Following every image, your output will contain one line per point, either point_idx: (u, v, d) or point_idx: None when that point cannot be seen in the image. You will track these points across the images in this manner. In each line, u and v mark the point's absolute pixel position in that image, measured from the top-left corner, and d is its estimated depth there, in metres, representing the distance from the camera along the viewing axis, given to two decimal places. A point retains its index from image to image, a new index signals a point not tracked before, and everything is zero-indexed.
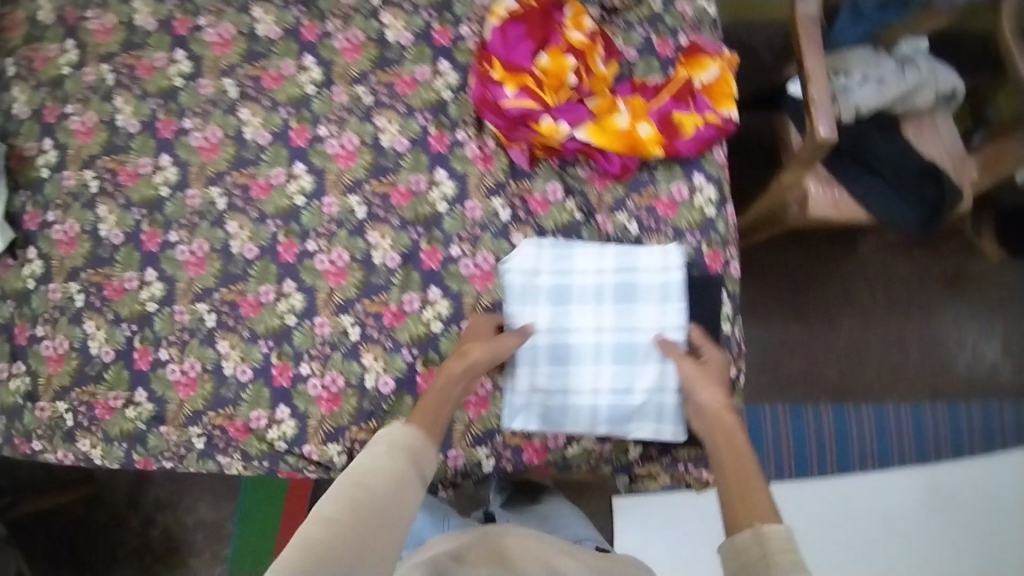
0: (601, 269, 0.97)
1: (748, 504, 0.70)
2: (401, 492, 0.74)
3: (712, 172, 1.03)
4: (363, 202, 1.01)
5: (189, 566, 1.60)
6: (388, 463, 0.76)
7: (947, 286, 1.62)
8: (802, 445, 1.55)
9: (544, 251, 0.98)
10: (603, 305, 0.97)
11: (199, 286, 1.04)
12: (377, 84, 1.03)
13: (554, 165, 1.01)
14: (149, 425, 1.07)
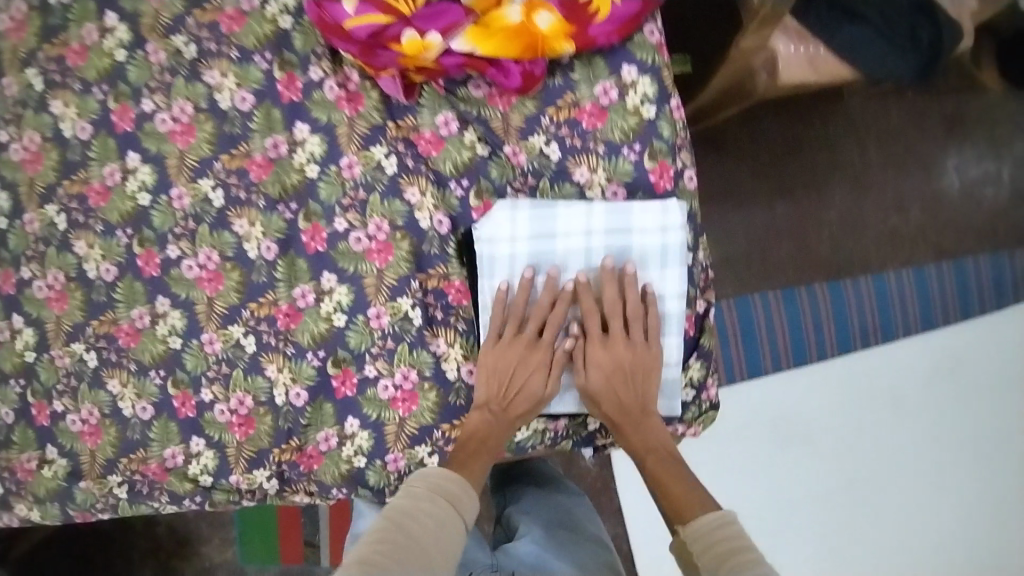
0: (589, 229, 0.80)
1: (682, 502, 0.73)
2: (445, 543, 0.68)
3: (645, 61, 0.80)
4: (218, 184, 0.83)
5: (202, 554, 1.53)
6: (437, 510, 0.70)
7: (947, 130, 1.46)
8: (802, 336, 1.40)
9: (520, 213, 0.80)
10: (591, 271, 0.81)
11: (69, 323, 0.88)
12: (199, 25, 0.83)
13: (440, 89, 0.81)
14: (66, 483, 0.91)
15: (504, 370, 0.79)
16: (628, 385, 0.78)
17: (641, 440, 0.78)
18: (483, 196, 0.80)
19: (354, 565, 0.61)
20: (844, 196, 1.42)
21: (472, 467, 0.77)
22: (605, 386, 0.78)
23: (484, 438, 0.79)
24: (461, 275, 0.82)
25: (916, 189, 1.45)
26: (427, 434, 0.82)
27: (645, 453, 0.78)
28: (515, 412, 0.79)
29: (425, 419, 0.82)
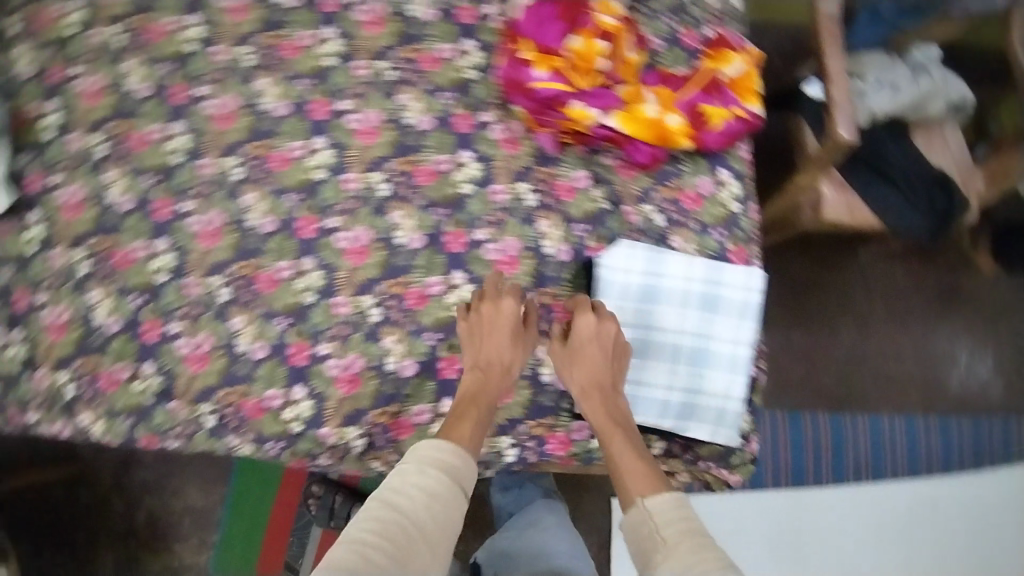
0: (690, 275, 0.97)
1: (625, 488, 0.84)
2: (435, 512, 0.79)
3: (736, 168, 1.03)
4: (386, 179, 0.99)
5: (175, 552, 1.55)
6: (433, 483, 0.81)
7: (947, 297, 1.62)
8: (800, 457, 1.52)
9: (639, 252, 0.97)
10: (686, 308, 0.97)
11: (213, 259, 0.99)
12: (403, 58, 1.02)
13: (581, 152, 1.01)
14: (157, 401, 0.97)
15: (484, 341, 0.93)
16: (587, 365, 0.92)
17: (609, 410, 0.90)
18: (598, 241, 0.98)
19: (344, 542, 0.73)
20: (851, 337, 1.58)
21: (460, 425, 0.88)
22: (567, 363, 0.93)
23: (472, 400, 0.91)
24: (566, 300, 0.99)
25: (915, 351, 1.60)
26: (513, 425, 0.98)
27: (603, 430, 0.89)
28: (496, 372, 0.93)
29: (514, 413, 0.98)
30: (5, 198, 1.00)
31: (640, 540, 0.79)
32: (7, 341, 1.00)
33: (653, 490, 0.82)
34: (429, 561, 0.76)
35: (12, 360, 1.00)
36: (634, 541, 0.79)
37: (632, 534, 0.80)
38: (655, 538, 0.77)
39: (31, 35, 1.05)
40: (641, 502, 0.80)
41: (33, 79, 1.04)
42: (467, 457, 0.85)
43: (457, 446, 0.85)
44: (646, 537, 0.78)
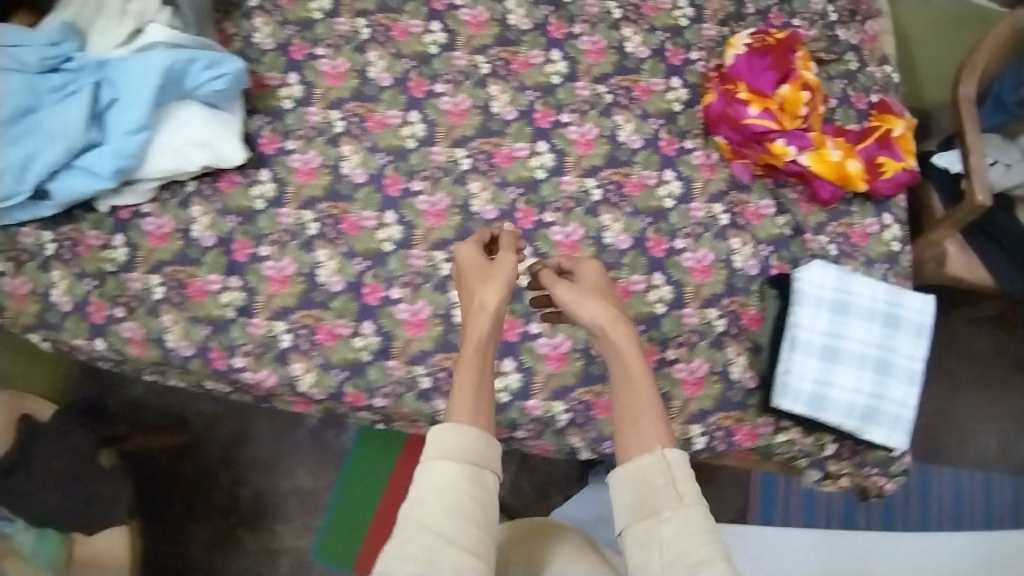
0: (876, 295, 1.04)
1: (633, 435, 0.72)
2: (448, 506, 0.65)
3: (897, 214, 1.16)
4: (600, 186, 1.10)
5: (276, 533, 1.56)
6: (444, 479, 0.66)
7: None
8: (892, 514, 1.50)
9: (832, 270, 1.04)
10: (873, 325, 1.03)
11: (437, 236, 1.07)
12: (618, 85, 1.15)
13: (768, 184, 1.15)
14: (373, 358, 1.03)
15: (472, 282, 0.83)
16: (608, 300, 0.82)
17: (621, 355, 0.77)
18: (781, 262, 1.10)
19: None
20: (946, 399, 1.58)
21: (462, 397, 0.73)
22: (579, 297, 0.82)
23: (473, 353, 0.77)
24: (755, 307, 1.07)
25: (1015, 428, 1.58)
26: (703, 416, 1.02)
27: (621, 375, 0.77)
28: (476, 310, 0.79)
29: (705, 404, 1.03)
30: (242, 152, 1.06)
31: (643, 499, 0.68)
32: (226, 287, 1.06)
33: (667, 442, 0.71)
34: (469, 541, 0.65)
35: (229, 305, 1.05)
36: (635, 495, 0.68)
37: (626, 486, 0.69)
38: (660, 487, 0.68)
39: (279, 16, 1.15)
40: (658, 450, 0.70)
41: (275, 51, 1.14)
42: (480, 432, 0.70)
43: (461, 425, 0.70)
44: (649, 493, 0.68)
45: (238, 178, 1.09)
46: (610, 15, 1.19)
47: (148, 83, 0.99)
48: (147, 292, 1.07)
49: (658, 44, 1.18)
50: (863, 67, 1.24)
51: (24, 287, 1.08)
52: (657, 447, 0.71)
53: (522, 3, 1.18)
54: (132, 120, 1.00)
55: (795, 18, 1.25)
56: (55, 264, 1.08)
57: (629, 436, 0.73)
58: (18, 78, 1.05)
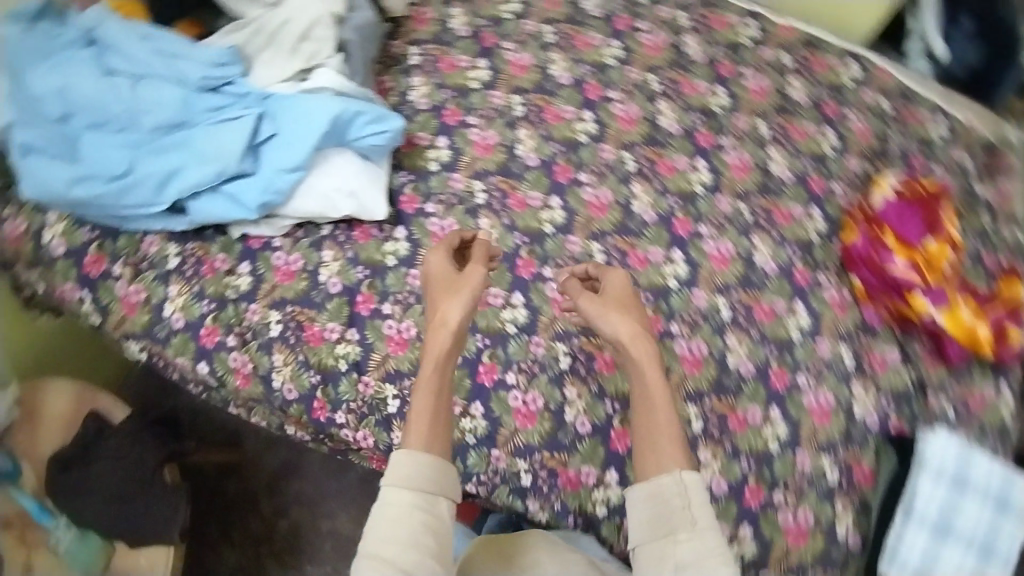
0: (993, 474, 1.03)
1: (653, 454, 0.87)
2: (405, 525, 0.79)
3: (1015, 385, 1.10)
4: (730, 306, 1.08)
5: (303, 575, 1.44)
6: (399, 505, 0.80)
7: None
8: None
9: (959, 444, 1.02)
10: (984, 502, 1.03)
11: (561, 326, 1.05)
12: (759, 206, 1.14)
13: (896, 333, 1.10)
14: (478, 443, 1.01)
15: (440, 302, 0.92)
16: (629, 318, 0.93)
17: (639, 378, 0.90)
18: (900, 418, 1.06)
19: None
20: None
21: (420, 420, 0.86)
22: (602, 312, 0.94)
23: (433, 376, 0.88)
24: (869, 463, 1.04)
25: None
26: (804, 569, 0.99)
27: (642, 390, 0.90)
28: (438, 322, 0.91)
29: (804, 557, 0.99)
30: (383, 210, 1.06)
31: (659, 514, 0.83)
32: (343, 338, 1.03)
33: (683, 465, 0.86)
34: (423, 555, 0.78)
35: (343, 358, 1.02)
36: (655, 507, 0.83)
37: (648, 502, 0.84)
38: (676, 505, 0.83)
39: (437, 78, 1.18)
40: (677, 474, 0.84)
41: (429, 112, 1.16)
42: (432, 457, 0.84)
43: (412, 451, 0.84)
44: (665, 507, 0.83)
45: (373, 231, 1.09)
46: (759, 133, 1.18)
47: (315, 129, 1.01)
48: (263, 326, 1.04)
49: (802, 169, 1.17)
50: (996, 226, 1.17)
51: (138, 294, 1.05)
52: (675, 469, 0.85)
53: (673, 108, 1.18)
54: (290, 161, 1.02)
55: (934, 163, 1.20)
56: (174, 278, 1.06)
57: (649, 461, 0.87)
58: (175, 89, 1.04)
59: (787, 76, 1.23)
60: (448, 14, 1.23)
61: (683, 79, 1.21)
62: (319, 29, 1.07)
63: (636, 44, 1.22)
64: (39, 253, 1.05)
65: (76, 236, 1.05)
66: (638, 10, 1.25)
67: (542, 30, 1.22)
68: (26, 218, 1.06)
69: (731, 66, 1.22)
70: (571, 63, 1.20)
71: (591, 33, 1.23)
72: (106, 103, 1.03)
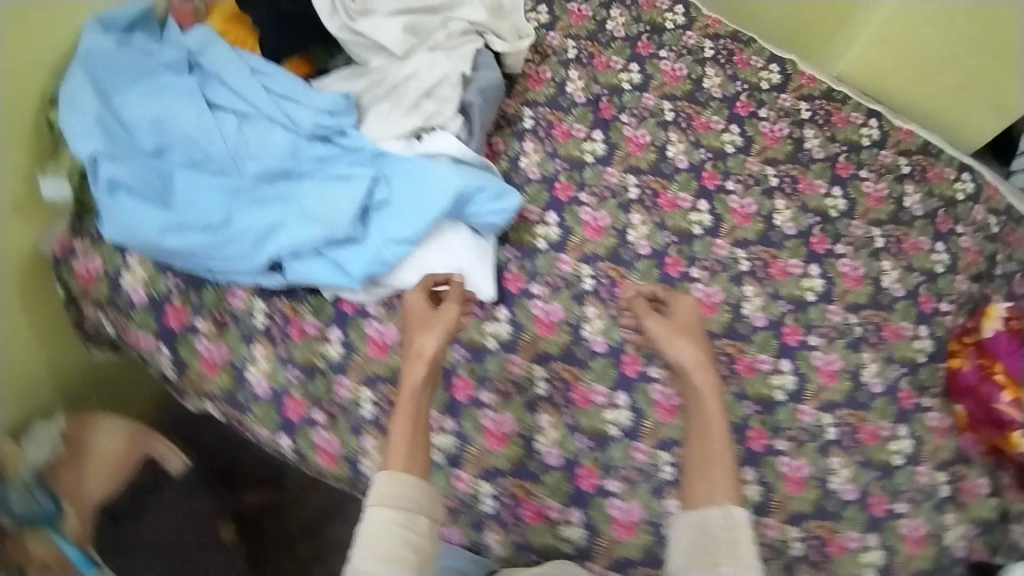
0: None
1: (705, 484, 0.78)
2: (387, 549, 0.68)
3: None
4: (835, 424, 1.05)
5: None
6: (377, 525, 0.70)
7: None
8: None
9: None
10: None
11: (665, 433, 1.01)
12: (869, 320, 1.10)
13: (989, 464, 1.05)
14: (575, 553, 0.96)
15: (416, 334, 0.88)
16: (695, 346, 0.90)
17: (697, 402, 0.86)
18: (982, 546, 1.01)
19: None
20: None
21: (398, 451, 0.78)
22: (668, 336, 0.91)
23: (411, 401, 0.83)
24: None
25: None
26: None
27: (699, 414, 0.85)
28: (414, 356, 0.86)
29: None
30: (489, 294, 0.99)
31: (699, 547, 0.72)
32: (439, 428, 0.98)
33: (733, 500, 0.75)
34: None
35: (438, 448, 0.97)
36: (699, 541, 0.72)
37: (692, 533, 0.73)
38: (723, 541, 0.71)
39: (549, 146, 1.13)
40: (726, 508, 0.74)
41: (540, 184, 1.11)
42: (416, 481, 0.75)
43: (395, 473, 0.75)
44: (710, 543, 0.71)
45: (474, 310, 1.03)
46: (872, 241, 1.14)
47: (437, 203, 0.93)
48: (353, 404, 0.98)
49: (913, 286, 1.13)
50: None
51: (220, 353, 0.98)
52: (725, 502, 0.75)
53: (790, 206, 1.14)
54: (404, 233, 0.94)
55: None
56: (259, 339, 0.99)
57: (699, 485, 0.79)
58: (285, 136, 0.96)
59: (904, 184, 1.20)
60: (564, 76, 1.18)
61: (801, 176, 1.17)
62: (444, 89, 0.99)
63: (756, 133, 1.19)
64: (115, 299, 0.96)
65: (159, 285, 0.96)
66: (760, 96, 1.21)
67: (662, 105, 1.18)
68: (104, 257, 0.96)
69: (849, 167, 1.19)
70: (689, 146, 1.16)
71: (711, 117, 1.19)
72: (209, 143, 0.93)
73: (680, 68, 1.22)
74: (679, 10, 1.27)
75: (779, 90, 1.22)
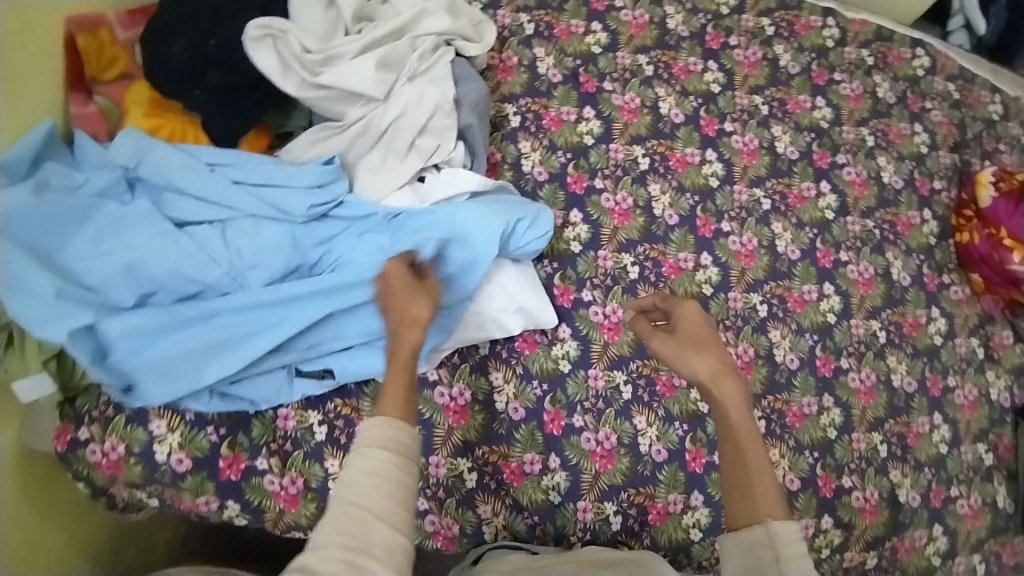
0: None
1: (743, 503, 0.68)
2: (374, 491, 0.58)
3: None
4: (884, 326, 1.11)
5: None
6: (371, 468, 0.59)
7: None
8: None
9: None
10: None
11: (750, 392, 1.03)
12: (884, 220, 1.15)
13: (1009, 316, 1.20)
14: (704, 535, 0.97)
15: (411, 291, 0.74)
16: (710, 354, 0.76)
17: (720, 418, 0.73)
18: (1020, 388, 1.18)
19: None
20: None
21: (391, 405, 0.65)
22: (677, 352, 0.77)
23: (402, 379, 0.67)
24: (1009, 437, 1.17)
25: None
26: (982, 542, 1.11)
27: (728, 432, 0.72)
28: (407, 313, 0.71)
29: (977, 533, 1.11)
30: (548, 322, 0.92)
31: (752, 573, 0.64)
32: (547, 470, 0.93)
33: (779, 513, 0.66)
34: (391, 530, 0.58)
35: (553, 489, 0.93)
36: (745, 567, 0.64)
37: (737, 556, 0.65)
38: (767, 561, 0.63)
39: (546, 139, 1.05)
40: (768, 524, 0.65)
41: (551, 184, 1.03)
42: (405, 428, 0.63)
43: (390, 420, 0.63)
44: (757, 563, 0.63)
45: (537, 338, 0.96)
46: (864, 142, 1.17)
47: (483, 249, 0.86)
48: (455, 480, 0.91)
49: (908, 172, 1.18)
50: None
51: (295, 483, 0.85)
52: (767, 519, 0.66)
53: (785, 130, 1.14)
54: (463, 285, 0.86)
55: (999, 142, 1.29)
56: (329, 451, 0.86)
57: (737, 505, 0.68)
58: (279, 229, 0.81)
59: (873, 76, 1.22)
60: (532, 56, 1.08)
61: (787, 97, 1.16)
62: (438, 119, 0.88)
63: (733, 64, 1.15)
64: (154, 475, 0.81)
65: (200, 442, 0.81)
66: (725, 23, 1.18)
67: (639, 61, 1.12)
68: (123, 437, 0.80)
69: (823, 74, 1.19)
70: (679, 98, 1.11)
71: (688, 60, 1.14)
72: (200, 269, 0.77)
73: (641, 14, 1.15)
74: None
75: (739, 12, 1.19)
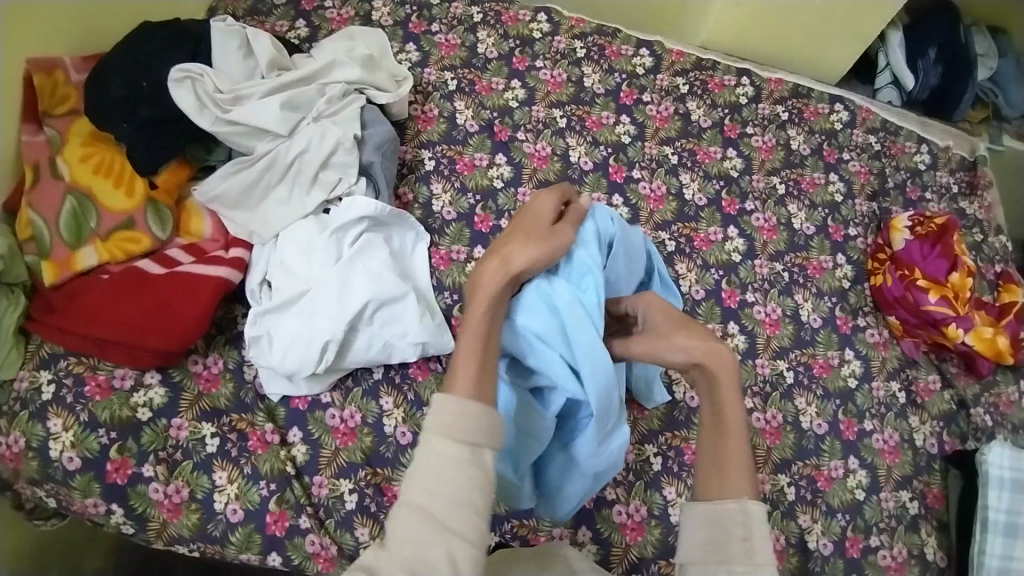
0: None
1: (719, 477, 0.74)
2: (442, 487, 0.60)
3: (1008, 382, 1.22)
4: (791, 367, 1.11)
5: None
6: (443, 461, 0.62)
7: None
8: None
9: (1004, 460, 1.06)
10: None
11: (645, 427, 1.04)
12: (793, 263, 1.18)
13: (933, 359, 1.20)
14: None
15: (508, 239, 0.82)
16: (691, 331, 0.79)
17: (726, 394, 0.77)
18: (952, 437, 1.15)
19: (358, 568, 0.58)
20: None
21: (463, 375, 0.69)
22: (660, 340, 0.80)
23: (482, 322, 0.74)
24: (938, 486, 1.12)
25: None
26: None
27: (711, 413, 0.78)
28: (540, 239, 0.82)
29: None
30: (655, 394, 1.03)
31: (713, 541, 0.70)
32: None
33: (750, 493, 0.72)
34: (470, 518, 0.61)
35: None
36: (707, 538, 0.70)
37: (703, 528, 0.71)
38: (736, 537, 0.69)
39: (457, 181, 1.12)
40: (741, 501, 0.71)
41: (459, 221, 1.10)
42: (482, 410, 0.65)
43: (459, 398, 0.66)
44: (724, 535, 0.69)
45: (432, 365, 1.02)
46: (774, 191, 1.22)
47: None
48: (336, 501, 0.94)
49: (821, 220, 1.22)
50: (978, 251, 1.30)
51: (179, 493, 0.91)
52: (741, 496, 0.72)
53: (694, 178, 1.20)
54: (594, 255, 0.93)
55: (926, 192, 1.32)
56: (218, 463, 0.93)
57: (716, 480, 0.74)
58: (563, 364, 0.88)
59: (787, 130, 1.29)
60: (451, 106, 1.18)
61: (697, 148, 1.23)
62: (340, 155, 1.01)
63: (645, 117, 1.23)
64: (48, 471, 0.89)
65: (90, 443, 0.89)
66: (640, 81, 1.26)
67: (553, 114, 1.20)
68: (24, 431, 0.89)
69: (736, 127, 1.26)
70: (589, 148, 1.19)
71: (601, 113, 1.22)
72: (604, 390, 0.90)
73: (559, 73, 1.24)
74: (543, 18, 1.29)
75: (654, 72, 1.28)
